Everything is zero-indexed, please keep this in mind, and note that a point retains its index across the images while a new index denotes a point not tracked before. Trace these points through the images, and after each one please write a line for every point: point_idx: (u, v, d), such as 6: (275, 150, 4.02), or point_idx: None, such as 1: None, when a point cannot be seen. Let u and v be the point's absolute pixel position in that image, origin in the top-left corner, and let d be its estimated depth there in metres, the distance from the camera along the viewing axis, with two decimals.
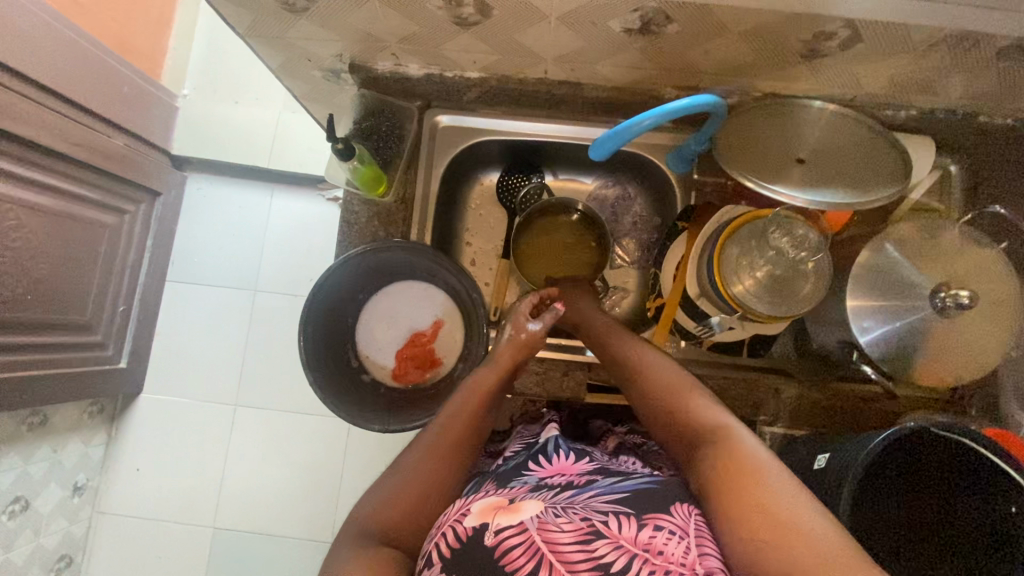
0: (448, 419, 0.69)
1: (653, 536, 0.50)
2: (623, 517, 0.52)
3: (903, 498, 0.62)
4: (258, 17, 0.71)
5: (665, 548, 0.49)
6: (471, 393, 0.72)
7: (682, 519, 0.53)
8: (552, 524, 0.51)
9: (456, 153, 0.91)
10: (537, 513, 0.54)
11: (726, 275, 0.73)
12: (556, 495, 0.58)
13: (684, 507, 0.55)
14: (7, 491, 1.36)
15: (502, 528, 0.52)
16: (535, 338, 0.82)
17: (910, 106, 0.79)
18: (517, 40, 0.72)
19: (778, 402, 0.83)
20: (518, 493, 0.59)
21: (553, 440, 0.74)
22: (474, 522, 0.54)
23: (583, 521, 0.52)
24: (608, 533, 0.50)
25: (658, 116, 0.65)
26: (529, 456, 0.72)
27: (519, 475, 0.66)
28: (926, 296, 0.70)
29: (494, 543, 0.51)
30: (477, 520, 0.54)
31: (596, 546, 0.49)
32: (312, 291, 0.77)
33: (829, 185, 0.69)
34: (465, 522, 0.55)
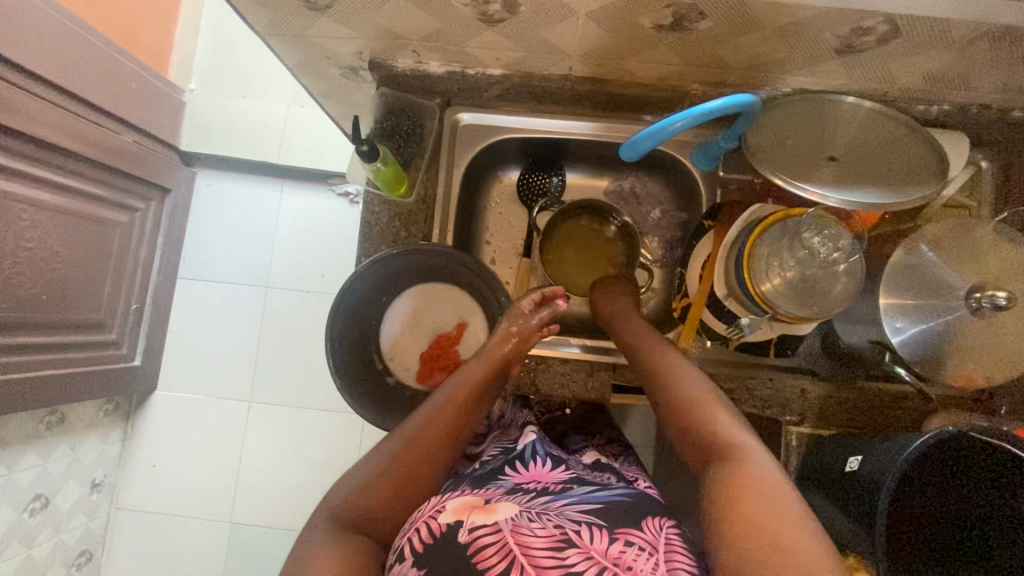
0: (430, 414, 0.68)
1: (623, 551, 0.50)
2: (596, 530, 0.52)
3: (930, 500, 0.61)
4: (278, 15, 0.70)
5: (634, 564, 0.49)
6: (461, 389, 0.72)
7: (652, 535, 0.53)
8: (525, 528, 0.51)
9: (476, 151, 0.90)
10: (512, 515, 0.53)
11: (755, 275, 0.72)
12: (530, 501, 0.58)
13: (655, 522, 0.55)
14: (27, 489, 1.38)
15: (476, 526, 0.52)
16: (529, 338, 0.81)
17: (943, 102, 0.77)
18: (542, 37, 0.71)
19: (804, 402, 0.82)
20: (493, 495, 0.60)
21: (531, 447, 0.75)
22: (450, 519, 0.54)
23: (557, 529, 0.51)
24: (580, 543, 0.50)
25: (693, 117, 0.64)
26: (507, 461, 0.73)
27: (496, 479, 0.67)
28: (961, 297, 0.68)
29: (466, 540, 0.51)
30: (451, 517, 0.54)
31: (567, 554, 0.48)
32: (339, 295, 0.77)
33: (862, 184, 0.69)
34: (438, 519, 0.54)
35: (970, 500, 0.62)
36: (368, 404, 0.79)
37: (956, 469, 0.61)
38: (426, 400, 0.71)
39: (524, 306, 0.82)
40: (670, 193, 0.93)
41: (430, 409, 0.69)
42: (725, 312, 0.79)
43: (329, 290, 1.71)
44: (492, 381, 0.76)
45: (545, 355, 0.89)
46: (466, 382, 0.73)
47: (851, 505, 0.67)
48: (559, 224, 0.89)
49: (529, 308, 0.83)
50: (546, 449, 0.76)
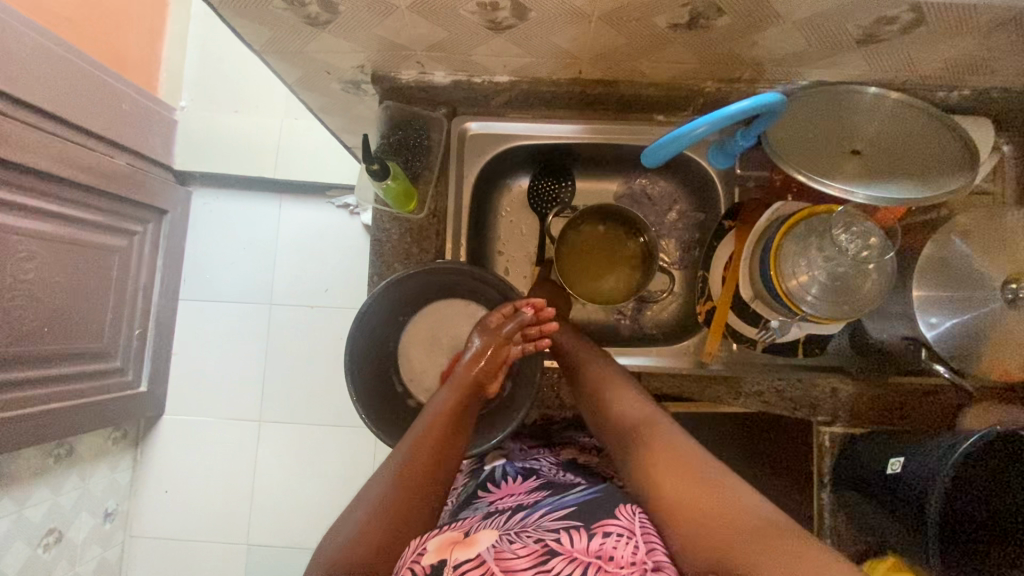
0: (413, 447, 0.65)
1: (603, 542, 0.53)
2: (574, 532, 0.55)
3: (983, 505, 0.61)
4: (277, 32, 0.67)
5: (615, 551, 0.52)
6: (437, 415, 0.70)
7: (629, 519, 0.56)
8: (507, 550, 0.52)
9: (485, 161, 0.88)
10: (492, 542, 0.54)
11: (782, 271, 0.70)
12: (507, 519, 0.59)
13: (628, 508, 0.58)
14: (40, 524, 1.36)
15: (460, 562, 0.51)
16: (501, 348, 0.80)
17: (963, 88, 0.75)
18: (552, 42, 0.68)
19: (835, 400, 0.81)
20: (471, 523, 0.60)
21: (500, 467, 0.76)
22: (433, 560, 0.52)
23: (537, 543, 0.53)
24: (561, 549, 0.52)
25: (716, 121, 0.63)
26: (478, 485, 0.74)
27: (470, 505, 0.68)
28: (994, 288, 0.67)
29: None
30: (434, 557, 0.52)
31: (551, 565, 0.51)
32: (355, 322, 0.74)
33: (886, 178, 0.67)
34: (422, 561, 0.53)
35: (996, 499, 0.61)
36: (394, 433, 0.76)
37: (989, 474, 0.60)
38: (405, 435, 0.68)
39: (492, 320, 0.81)
40: (685, 193, 0.91)
41: (410, 439, 0.67)
42: (750, 313, 0.78)
43: (334, 304, 1.68)
44: (469, 405, 0.74)
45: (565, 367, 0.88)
46: (441, 407, 0.72)
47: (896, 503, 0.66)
48: (573, 231, 0.87)
49: (499, 323, 0.81)
50: (516, 466, 0.76)
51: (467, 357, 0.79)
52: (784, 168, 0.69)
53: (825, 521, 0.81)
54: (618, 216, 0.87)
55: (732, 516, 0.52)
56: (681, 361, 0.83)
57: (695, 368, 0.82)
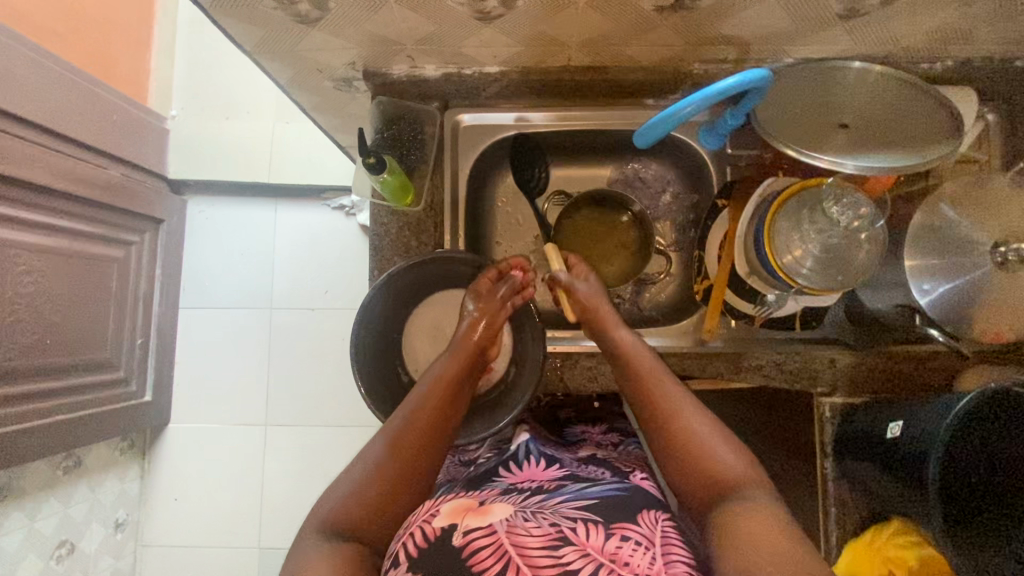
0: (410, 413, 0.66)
1: (619, 546, 0.53)
2: (592, 526, 0.55)
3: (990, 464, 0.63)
4: (268, 32, 0.68)
5: (632, 558, 0.51)
6: (434, 383, 0.70)
7: (649, 529, 0.56)
8: (520, 527, 0.53)
9: (480, 152, 0.89)
10: (505, 515, 0.56)
11: (776, 247, 0.72)
12: (525, 501, 0.60)
13: (651, 517, 0.58)
14: (51, 537, 1.37)
15: (470, 530, 0.53)
16: (497, 316, 0.79)
17: (946, 58, 0.77)
18: (540, 30, 0.69)
19: (834, 371, 0.82)
20: (488, 497, 0.62)
21: (524, 447, 0.77)
22: (443, 523, 0.55)
23: (552, 527, 0.54)
24: (576, 540, 0.53)
25: (704, 99, 0.64)
26: (501, 462, 0.76)
27: (489, 481, 0.69)
28: (985, 252, 0.69)
29: (460, 544, 0.52)
30: (444, 520, 0.55)
31: (563, 552, 0.51)
32: (358, 317, 0.75)
33: (873, 150, 0.69)
34: (433, 522, 0.55)
35: (997, 461, 0.63)
36: None
37: (992, 435, 0.63)
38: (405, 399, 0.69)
39: (485, 286, 0.80)
40: (678, 175, 0.92)
41: (407, 407, 0.67)
42: (748, 290, 0.80)
43: (334, 306, 1.69)
44: (470, 369, 0.74)
45: (571, 351, 0.89)
46: (438, 376, 0.72)
47: (896, 467, 0.68)
48: (566, 219, 0.89)
49: (490, 288, 0.81)
50: (540, 447, 0.78)
51: (463, 326, 0.78)
52: (773, 144, 0.70)
53: (828, 492, 0.83)
54: (609, 201, 0.88)
55: (767, 532, 0.51)
56: (682, 341, 0.85)
57: (695, 347, 0.83)
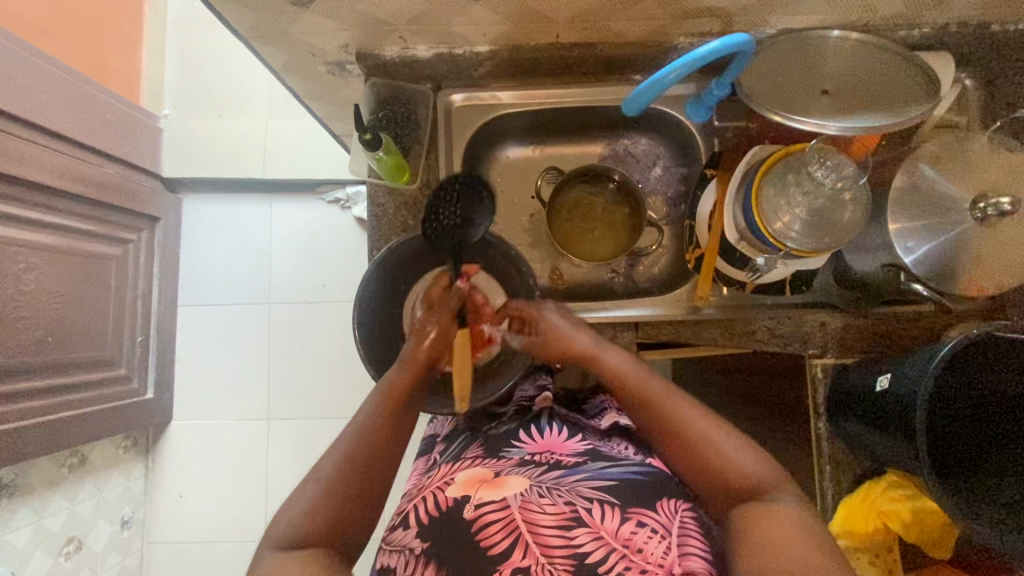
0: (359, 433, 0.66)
1: (634, 533, 0.58)
2: (607, 508, 0.60)
3: (969, 410, 0.67)
4: (262, 14, 0.70)
5: (645, 545, 0.57)
6: (383, 398, 0.70)
7: (666, 518, 0.60)
8: (534, 504, 0.60)
9: (473, 131, 0.90)
10: (520, 490, 0.62)
11: (765, 214, 0.73)
12: (542, 475, 0.66)
13: (670, 505, 0.63)
14: (58, 534, 1.38)
15: (483, 503, 0.61)
16: (449, 330, 0.78)
17: (923, 24, 0.79)
18: (528, 6, 0.71)
19: (824, 334, 0.84)
20: (504, 468, 0.69)
21: (546, 414, 0.82)
22: (457, 493, 0.65)
23: (567, 506, 0.60)
24: (590, 522, 0.58)
25: (688, 65, 0.66)
26: (523, 424, 0.81)
27: (508, 446, 0.76)
28: (964, 210, 0.71)
29: (472, 516, 0.60)
30: (458, 491, 0.65)
31: (575, 534, 0.57)
32: (357, 300, 0.78)
33: (856, 111, 0.71)
34: (448, 492, 0.65)
35: (975, 406, 0.67)
36: None
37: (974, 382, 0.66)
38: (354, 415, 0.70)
39: (433, 294, 0.79)
40: (667, 148, 0.94)
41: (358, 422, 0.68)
42: (738, 255, 0.81)
43: (332, 299, 1.70)
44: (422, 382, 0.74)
45: None
46: (385, 391, 0.71)
47: (882, 418, 0.71)
48: (560, 197, 0.90)
49: (439, 296, 0.79)
50: (562, 416, 0.83)
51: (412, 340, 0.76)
52: (757, 110, 0.72)
53: (822, 449, 0.84)
54: (603, 176, 0.90)
55: (781, 534, 0.53)
56: (675, 309, 0.86)
57: (690, 314, 0.85)
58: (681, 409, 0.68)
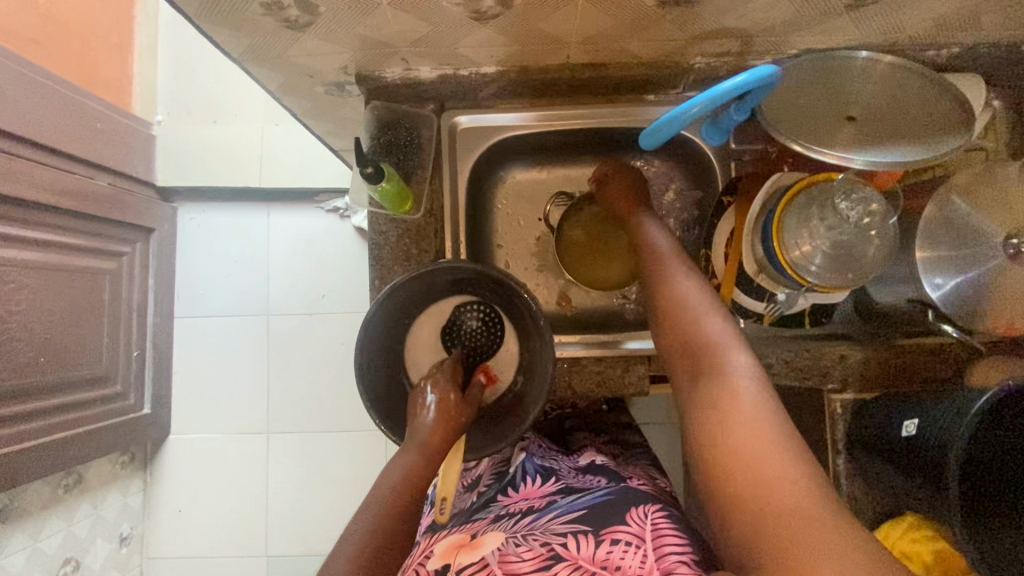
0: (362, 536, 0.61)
1: (610, 551, 0.58)
2: (582, 538, 0.60)
3: (1009, 461, 0.63)
4: (256, 38, 0.67)
5: (622, 561, 0.57)
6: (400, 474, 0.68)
7: (639, 527, 0.61)
8: (512, 554, 0.59)
9: (478, 155, 0.86)
10: (498, 545, 0.61)
11: (784, 244, 0.71)
12: (516, 524, 0.65)
13: (639, 513, 0.64)
14: (55, 555, 1.37)
15: (463, 566, 0.59)
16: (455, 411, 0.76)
17: (951, 45, 0.75)
18: (538, 28, 0.67)
19: (844, 367, 0.81)
20: (479, 527, 0.67)
21: (520, 468, 0.81)
22: (437, 564, 0.60)
23: (544, 547, 0.59)
24: (567, 555, 0.58)
25: (711, 101, 0.62)
26: (501, 488, 0.79)
27: (486, 508, 0.74)
28: (996, 244, 0.68)
29: None
30: (438, 562, 0.61)
31: (556, 570, 0.56)
32: (358, 336, 0.71)
33: (883, 140, 0.67)
34: (426, 566, 0.61)
35: (1013, 458, 0.63)
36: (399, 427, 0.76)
37: (1012, 433, 0.63)
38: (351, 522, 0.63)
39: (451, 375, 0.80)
40: (680, 171, 0.90)
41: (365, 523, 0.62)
42: (756, 288, 0.78)
43: (332, 310, 1.66)
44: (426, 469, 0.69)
45: (578, 356, 0.83)
46: (394, 483, 0.67)
47: (915, 469, 0.68)
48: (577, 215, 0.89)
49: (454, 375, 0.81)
50: (537, 464, 0.82)
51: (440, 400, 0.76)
52: (779, 140, 0.68)
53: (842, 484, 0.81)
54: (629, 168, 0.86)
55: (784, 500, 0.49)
56: None
57: None
58: (677, 279, 0.71)
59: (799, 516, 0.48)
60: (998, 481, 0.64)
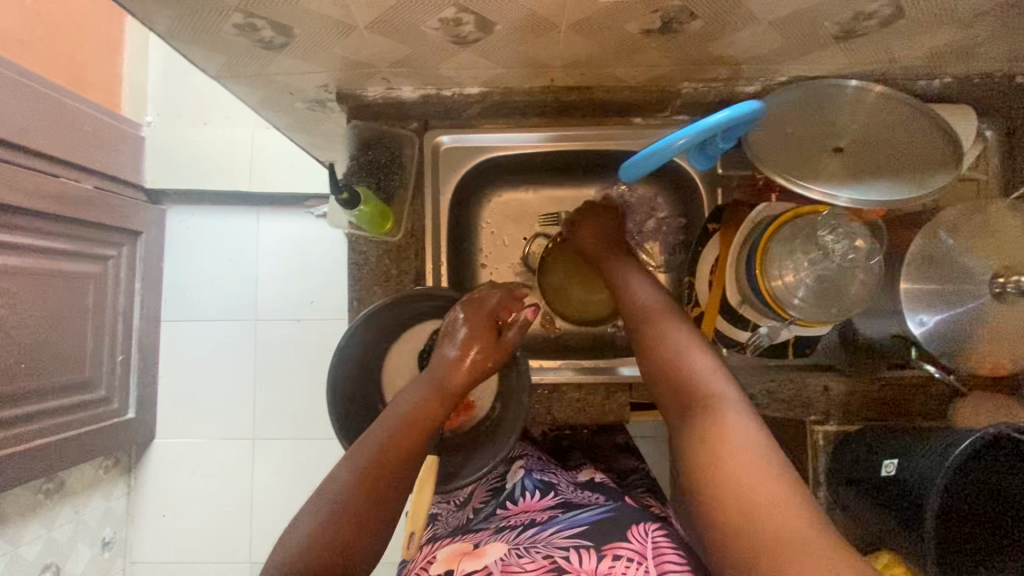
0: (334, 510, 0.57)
1: (612, 565, 0.57)
2: (584, 551, 0.59)
3: (989, 508, 0.63)
4: (232, 57, 0.65)
5: None
6: (401, 420, 0.67)
7: (640, 543, 0.60)
8: (515, 565, 0.58)
9: (461, 175, 0.85)
10: (500, 556, 0.60)
11: (767, 273, 0.70)
12: (518, 536, 0.64)
13: (640, 530, 0.62)
14: (35, 561, 1.36)
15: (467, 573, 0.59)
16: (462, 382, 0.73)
17: (944, 75, 0.74)
18: (520, 53, 0.66)
19: (828, 399, 0.80)
20: (482, 537, 0.67)
21: (520, 483, 0.79)
22: (440, 569, 0.61)
23: (546, 560, 0.58)
24: (570, 568, 0.57)
25: (696, 134, 0.60)
26: (499, 503, 0.77)
27: (485, 519, 0.73)
28: (984, 282, 0.66)
29: None
30: (442, 567, 0.62)
31: None
32: (332, 360, 0.70)
33: (870, 175, 0.66)
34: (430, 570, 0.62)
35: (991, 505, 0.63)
36: None
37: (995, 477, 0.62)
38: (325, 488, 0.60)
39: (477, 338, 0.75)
40: (666, 195, 0.89)
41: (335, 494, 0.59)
42: (740, 317, 0.76)
43: (321, 316, 1.65)
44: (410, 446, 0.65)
45: (558, 383, 0.82)
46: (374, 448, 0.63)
47: (894, 511, 0.66)
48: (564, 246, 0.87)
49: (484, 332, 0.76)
50: (536, 478, 0.80)
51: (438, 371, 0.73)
52: (765, 172, 0.67)
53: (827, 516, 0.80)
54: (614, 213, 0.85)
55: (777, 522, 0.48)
56: None
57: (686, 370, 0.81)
58: (664, 318, 0.71)
59: (792, 538, 0.46)
60: (975, 529, 0.63)
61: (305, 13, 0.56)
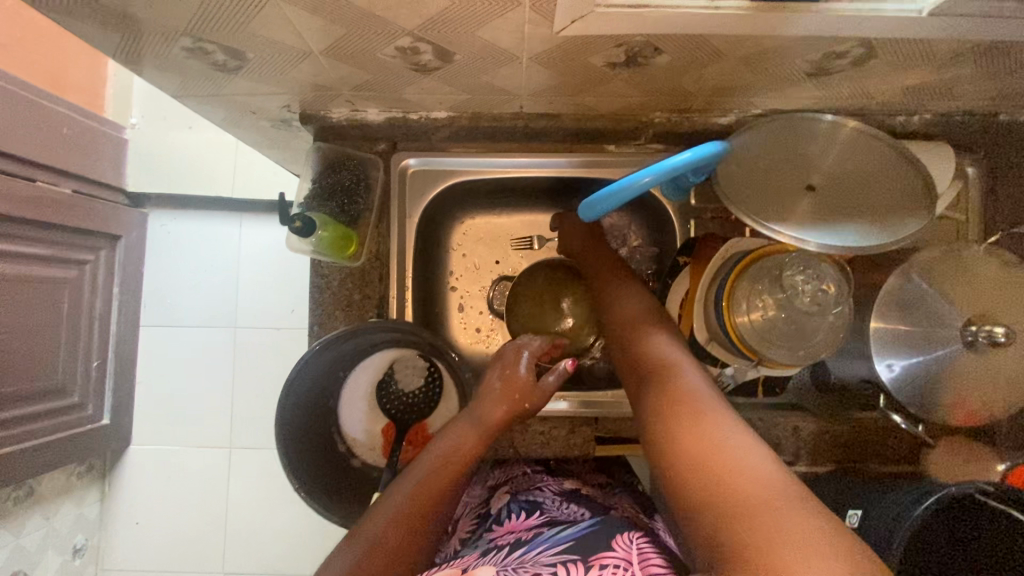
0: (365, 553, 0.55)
1: None
2: (572, 565, 0.54)
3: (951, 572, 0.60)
4: (187, 78, 0.63)
5: None
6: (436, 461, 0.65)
7: (625, 550, 0.56)
8: None
9: (429, 198, 0.83)
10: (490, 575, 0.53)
11: (734, 312, 0.68)
12: (504, 558, 0.58)
13: (625, 539, 0.58)
14: (2, 569, 1.34)
15: None
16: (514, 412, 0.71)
17: (924, 111, 0.72)
18: (485, 81, 0.64)
19: (797, 438, 0.78)
20: (469, 562, 0.60)
21: (505, 504, 0.72)
22: None
23: None
24: None
25: (660, 174, 0.59)
26: (486, 528, 0.70)
27: (470, 546, 0.67)
28: (957, 331, 0.64)
29: None
30: None
31: None
32: (284, 388, 0.68)
33: (840, 216, 0.63)
34: None
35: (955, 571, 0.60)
36: (315, 482, 0.72)
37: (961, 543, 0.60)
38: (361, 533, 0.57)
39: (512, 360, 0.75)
40: (640, 223, 0.88)
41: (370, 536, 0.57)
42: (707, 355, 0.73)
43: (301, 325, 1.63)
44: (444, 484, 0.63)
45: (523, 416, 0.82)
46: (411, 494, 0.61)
47: None
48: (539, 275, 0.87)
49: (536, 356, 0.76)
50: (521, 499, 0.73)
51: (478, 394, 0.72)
52: (733, 209, 0.65)
53: None
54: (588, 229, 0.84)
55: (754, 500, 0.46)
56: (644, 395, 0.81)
57: None
58: (645, 326, 0.71)
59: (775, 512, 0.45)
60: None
61: (258, 38, 0.54)
